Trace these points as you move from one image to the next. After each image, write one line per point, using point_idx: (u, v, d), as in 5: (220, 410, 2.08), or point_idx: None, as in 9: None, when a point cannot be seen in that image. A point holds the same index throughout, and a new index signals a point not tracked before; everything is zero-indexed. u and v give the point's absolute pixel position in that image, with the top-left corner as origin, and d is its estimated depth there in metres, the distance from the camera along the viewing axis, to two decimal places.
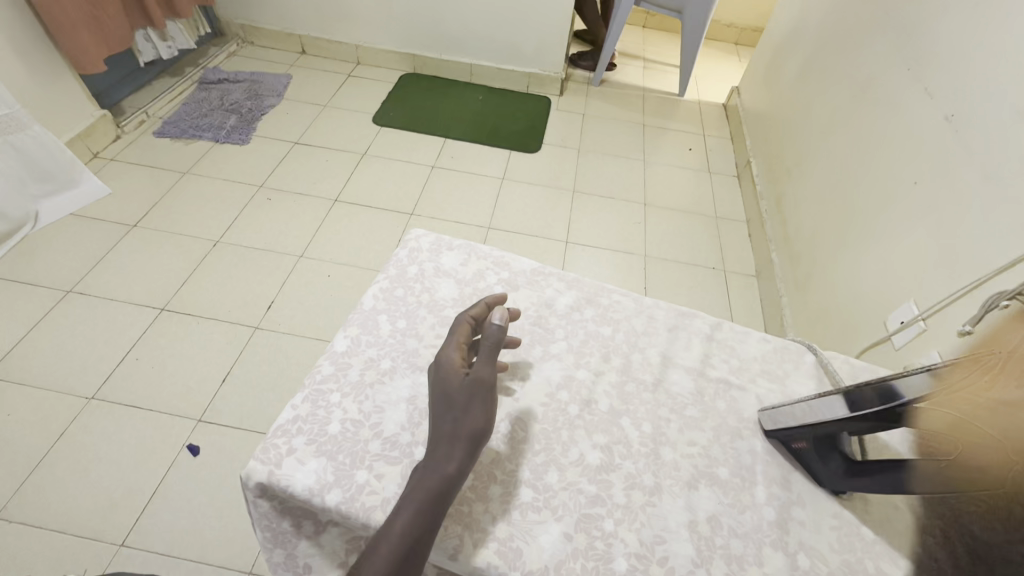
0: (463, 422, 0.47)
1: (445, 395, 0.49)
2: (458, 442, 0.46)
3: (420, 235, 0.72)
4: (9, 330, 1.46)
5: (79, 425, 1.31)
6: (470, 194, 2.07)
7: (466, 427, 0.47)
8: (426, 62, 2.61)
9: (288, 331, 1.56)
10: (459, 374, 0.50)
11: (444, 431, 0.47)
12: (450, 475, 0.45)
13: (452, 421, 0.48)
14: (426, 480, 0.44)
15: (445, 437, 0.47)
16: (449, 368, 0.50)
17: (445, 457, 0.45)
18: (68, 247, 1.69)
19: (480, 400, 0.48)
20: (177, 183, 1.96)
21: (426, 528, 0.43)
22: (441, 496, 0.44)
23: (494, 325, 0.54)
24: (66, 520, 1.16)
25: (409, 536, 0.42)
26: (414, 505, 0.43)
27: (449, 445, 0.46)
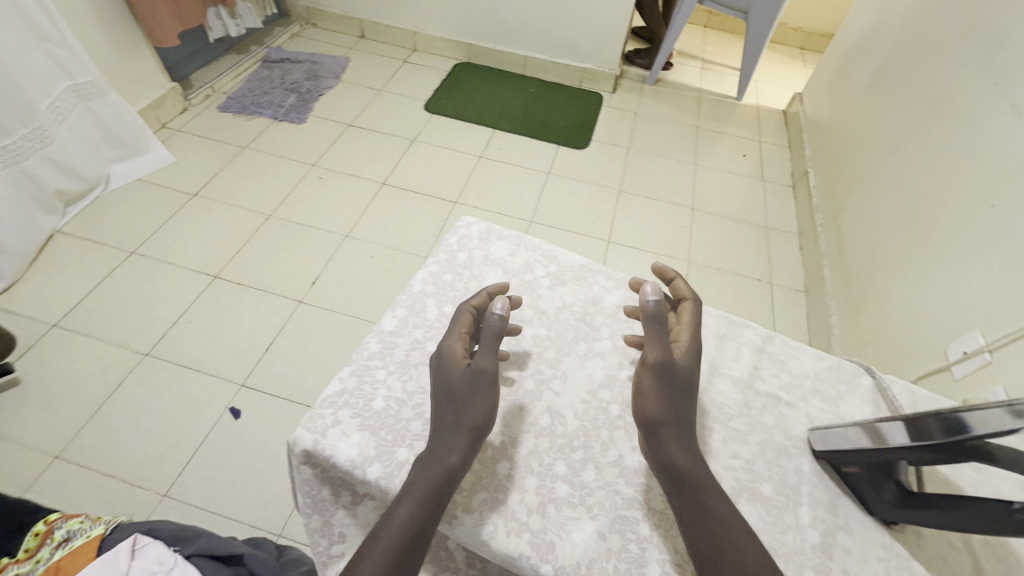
0: (460, 410, 0.47)
1: (446, 385, 0.49)
2: (459, 433, 0.46)
3: (471, 223, 0.72)
4: (78, 284, 1.57)
5: (134, 378, 1.39)
6: (515, 186, 2.07)
7: (467, 419, 0.47)
8: (480, 52, 2.62)
9: (330, 307, 1.61)
10: (460, 365, 0.50)
11: (447, 420, 0.47)
12: (452, 466, 0.45)
13: (453, 412, 0.48)
14: (429, 470, 0.45)
15: (447, 427, 0.47)
16: (451, 358, 0.50)
17: (449, 447, 0.46)
18: (134, 211, 1.79)
19: (479, 393, 0.48)
20: (236, 157, 2.04)
21: (427, 518, 0.43)
22: (444, 487, 0.44)
23: (495, 314, 0.53)
24: (116, 466, 1.24)
25: (410, 526, 0.42)
26: (416, 496, 0.43)
27: (452, 435, 0.46)
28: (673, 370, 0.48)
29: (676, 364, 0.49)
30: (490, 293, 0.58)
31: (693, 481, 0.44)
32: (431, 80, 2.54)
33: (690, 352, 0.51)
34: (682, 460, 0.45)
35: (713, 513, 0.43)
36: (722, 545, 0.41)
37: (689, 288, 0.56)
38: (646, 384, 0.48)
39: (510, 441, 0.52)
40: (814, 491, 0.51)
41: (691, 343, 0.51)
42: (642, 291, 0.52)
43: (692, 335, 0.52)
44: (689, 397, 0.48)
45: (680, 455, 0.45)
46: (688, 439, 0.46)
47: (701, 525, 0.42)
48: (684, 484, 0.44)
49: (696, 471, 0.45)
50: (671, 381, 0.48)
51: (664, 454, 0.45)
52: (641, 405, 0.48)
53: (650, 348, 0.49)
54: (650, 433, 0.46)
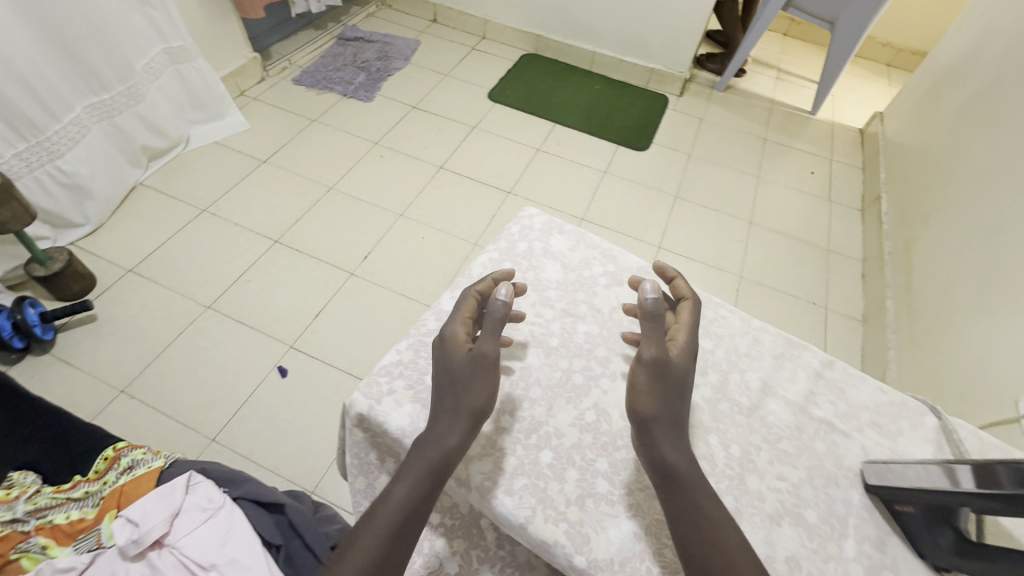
0: (458, 391, 0.48)
1: (446, 369, 0.49)
2: (459, 416, 0.47)
3: (534, 214, 0.72)
4: (154, 235, 1.68)
5: (195, 328, 1.48)
6: (569, 182, 2.06)
7: (467, 402, 0.48)
8: (549, 45, 2.61)
9: (378, 282, 1.66)
10: (462, 350, 0.50)
11: (445, 404, 0.48)
12: (449, 449, 0.46)
13: (452, 395, 0.48)
14: (428, 452, 0.46)
15: (446, 410, 0.47)
16: (455, 343, 0.50)
17: (447, 429, 0.47)
18: (208, 172, 1.89)
19: (478, 378, 0.49)
20: (305, 129, 2.12)
21: (422, 498, 0.44)
22: (441, 468, 0.46)
23: (498, 299, 0.53)
24: (172, 407, 1.33)
25: (403, 507, 0.44)
26: (411, 478, 0.45)
27: (451, 418, 0.47)
28: (669, 367, 0.48)
29: (671, 362, 0.49)
30: (495, 278, 0.59)
31: (691, 488, 0.44)
32: (497, 69, 2.55)
33: (687, 351, 0.50)
34: (672, 457, 0.45)
35: (706, 519, 0.43)
36: (709, 551, 0.41)
37: (688, 287, 0.56)
38: (640, 380, 0.48)
39: (555, 431, 0.52)
40: (862, 525, 0.49)
41: (688, 341, 0.51)
42: (642, 289, 0.52)
43: (689, 335, 0.52)
44: (683, 395, 0.48)
45: (670, 451, 0.45)
46: (679, 437, 0.46)
47: (690, 528, 0.42)
48: (674, 481, 0.45)
49: (685, 468, 0.45)
50: (665, 379, 0.48)
51: (654, 448, 0.45)
52: (634, 400, 0.48)
53: (646, 345, 0.49)
54: (642, 429, 0.46)
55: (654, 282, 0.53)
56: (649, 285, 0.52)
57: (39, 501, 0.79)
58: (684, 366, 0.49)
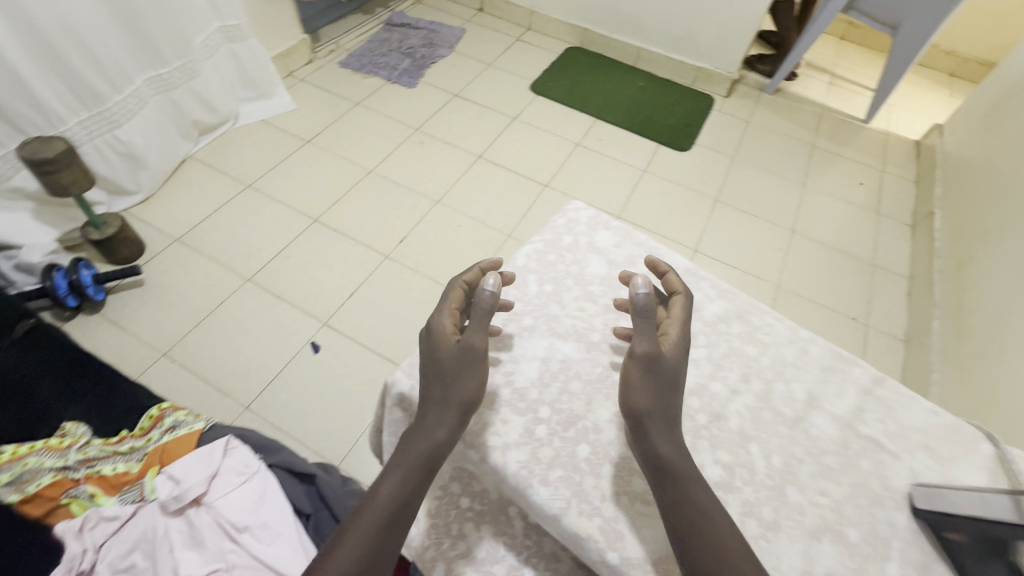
0: (446, 384, 0.49)
1: (434, 361, 0.50)
2: (448, 409, 0.48)
3: (580, 208, 0.71)
4: (201, 207, 1.74)
5: (235, 299, 1.53)
6: (606, 178, 2.04)
7: (458, 395, 0.48)
8: (595, 39, 2.58)
9: (412, 266, 1.68)
10: (450, 341, 0.50)
11: (434, 397, 0.49)
12: (439, 442, 0.47)
13: (441, 387, 0.49)
14: (416, 448, 0.47)
15: (435, 404, 0.48)
16: (442, 335, 0.50)
17: (437, 424, 0.48)
18: (254, 149, 1.95)
19: (468, 370, 0.49)
20: (349, 111, 2.16)
21: (411, 492, 0.46)
22: (429, 462, 0.47)
23: (486, 290, 0.53)
24: (210, 373, 1.38)
25: (393, 503, 0.45)
26: (400, 474, 0.46)
27: (440, 412, 0.48)
28: (661, 362, 0.49)
29: (663, 357, 0.49)
30: (483, 267, 0.59)
31: (684, 481, 0.45)
32: (541, 61, 2.54)
33: (679, 346, 0.51)
34: (665, 450, 0.46)
35: (701, 516, 0.43)
36: (704, 547, 0.41)
37: (681, 281, 0.56)
38: (632, 374, 0.49)
39: (594, 427, 0.52)
40: (906, 549, 0.47)
41: (681, 335, 0.52)
42: (634, 283, 0.53)
43: (681, 330, 0.53)
44: (675, 390, 0.49)
45: (664, 445, 0.46)
46: (672, 432, 0.47)
47: (684, 524, 0.43)
48: (666, 474, 0.45)
49: (678, 462, 0.46)
50: (657, 375, 0.49)
51: (646, 442, 0.46)
52: (628, 395, 0.48)
53: (638, 340, 0.50)
54: (635, 423, 0.47)
55: (646, 277, 0.54)
56: (641, 280, 0.53)
57: (89, 451, 0.84)
58: (676, 364, 0.50)
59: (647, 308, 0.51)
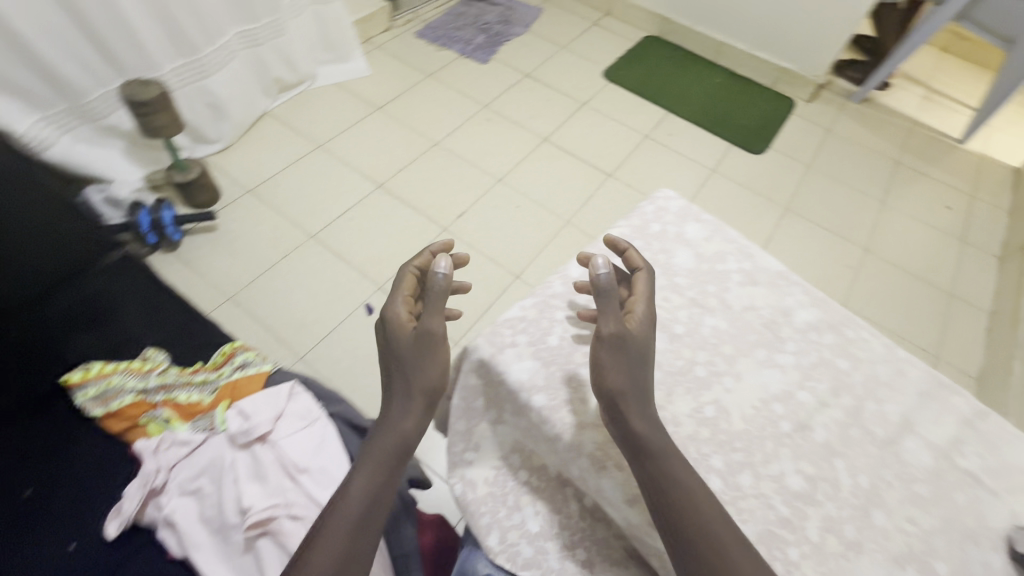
0: (406, 371, 0.53)
1: (395, 350, 0.54)
2: (413, 399, 0.52)
3: (670, 197, 0.69)
4: (273, 162, 1.80)
5: (298, 254, 1.59)
6: (671, 174, 1.99)
7: (420, 383, 0.53)
8: (675, 29, 2.49)
9: (468, 242, 1.69)
10: (407, 329, 0.55)
11: (398, 389, 0.53)
12: (406, 432, 0.52)
13: (404, 377, 0.53)
14: (387, 441, 0.51)
15: (400, 395, 0.53)
16: (399, 323, 0.55)
17: (404, 413, 0.52)
18: (327, 111, 1.99)
19: (430, 354, 0.54)
20: (420, 82, 2.17)
21: (381, 484, 0.50)
22: (399, 452, 0.52)
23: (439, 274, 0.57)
24: (270, 321, 1.44)
25: (364, 499, 0.49)
26: (369, 469, 0.51)
27: (406, 401, 0.52)
28: (628, 340, 0.49)
29: (630, 335, 0.49)
30: (434, 251, 0.63)
31: (665, 458, 0.44)
32: (617, 48, 2.47)
33: (645, 321, 0.51)
34: (643, 429, 0.45)
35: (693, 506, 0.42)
36: (700, 537, 0.41)
37: (641, 258, 0.56)
38: (603, 357, 0.48)
39: (672, 419, 0.51)
40: None
41: (647, 312, 0.52)
42: (594, 266, 0.52)
43: (647, 306, 0.52)
44: (644, 366, 0.49)
45: (641, 425, 0.45)
46: (649, 410, 0.46)
47: (678, 516, 0.42)
48: (645, 451, 0.44)
49: (657, 439, 0.45)
50: (625, 354, 0.48)
51: (624, 424, 0.45)
52: (601, 376, 0.47)
53: (602, 322, 0.49)
54: (611, 406, 0.46)
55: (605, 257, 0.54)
56: (600, 261, 0.52)
57: (167, 377, 0.89)
58: (643, 347, 0.49)
59: (609, 290, 0.51)
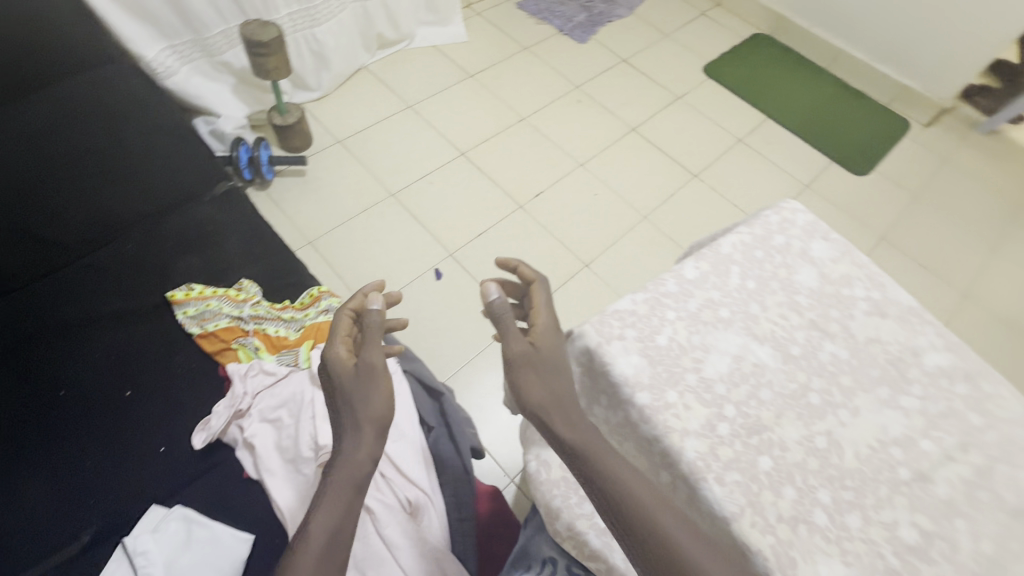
0: (353, 405, 0.54)
1: (338, 387, 0.55)
2: (363, 429, 0.53)
3: (798, 209, 0.65)
4: (364, 117, 1.84)
5: (377, 210, 1.62)
6: (761, 184, 1.88)
7: (367, 412, 0.53)
8: (790, 30, 2.33)
9: (542, 223, 1.67)
10: (347, 364, 0.56)
11: (346, 421, 0.53)
12: (361, 461, 0.51)
13: (352, 411, 0.54)
14: (344, 474, 0.51)
15: (349, 427, 0.53)
16: (338, 361, 0.56)
17: (355, 445, 0.52)
18: (421, 72, 2.00)
19: (374, 383, 0.55)
20: (515, 55, 2.14)
21: (341, 516, 0.49)
22: (360, 484, 0.51)
23: (374, 312, 0.60)
24: (343, 271, 1.49)
25: (323, 536, 0.48)
26: (327, 507, 0.49)
27: (356, 432, 0.52)
28: (539, 358, 0.50)
29: (538, 352, 0.51)
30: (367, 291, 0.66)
31: (595, 454, 0.45)
32: (722, 42, 2.34)
33: (549, 333, 0.53)
34: (568, 435, 0.46)
35: (636, 506, 0.43)
36: (647, 531, 0.42)
37: (530, 272, 0.58)
38: (518, 378, 0.49)
39: (780, 443, 0.48)
40: None
41: (548, 326, 0.53)
42: (487, 291, 0.54)
43: (548, 321, 0.54)
44: (559, 375, 0.50)
45: (568, 432, 0.46)
46: (572, 415, 0.47)
47: (622, 514, 0.43)
48: (578, 458, 0.45)
49: (584, 440, 0.46)
50: (536, 369, 0.50)
51: (556, 440, 0.46)
52: (524, 399, 0.48)
53: (506, 342, 0.51)
54: (542, 425, 0.47)
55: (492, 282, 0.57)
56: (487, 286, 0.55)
57: (259, 310, 0.95)
58: (555, 363, 0.51)
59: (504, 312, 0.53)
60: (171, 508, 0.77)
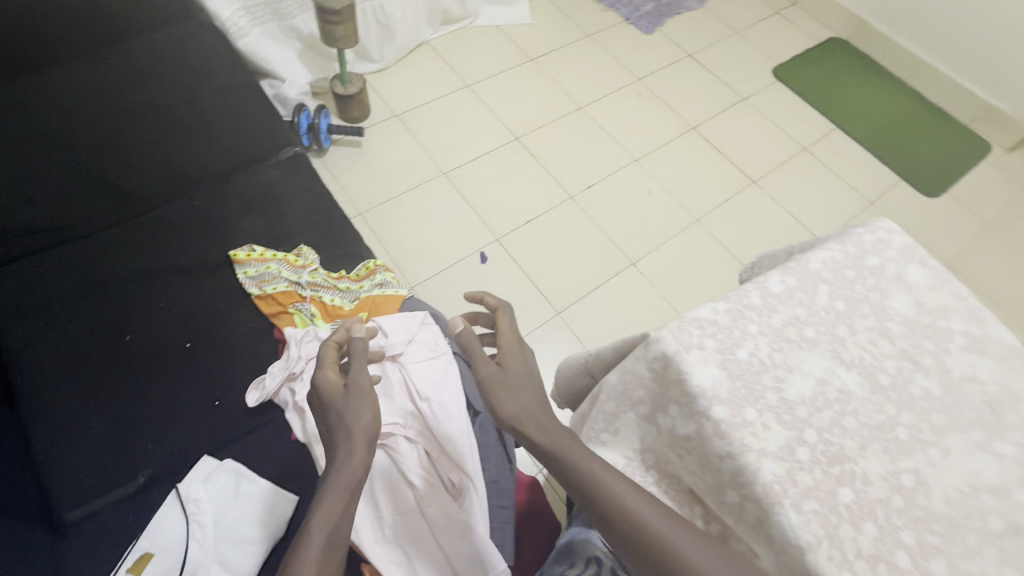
0: (345, 418, 0.55)
1: (330, 405, 0.57)
2: (355, 439, 0.54)
3: (895, 229, 0.60)
4: (422, 93, 1.83)
5: (428, 187, 1.62)
6: (823, 196, 1.80)
7: (359, 422, 0.55)
8: (870, 36, 2.20)
9: (591, 216, 1.64)
10: (337, 386, 0.58)
11: (338, 435, 0.54)
12: (356, 471, 0.52)
13: (343, 427, 0.55)
14: (340, 480, 0.51)
15: (341, 438, 0.54)
16: (329, 385, 0.58)
17: (347, 453, 0.53)
18: (481, 52, 1.98)
19: (362, 400, 0.57)
20: (578, 41, 2.09)
21: (338, 521, 0.49)
22: (355, 489, 0.52)
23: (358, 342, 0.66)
24: (391, 245, 1.50)
25: (321, 540, 0.48)
26: (323, 513, 0.49)
27: (348, 442, 0.54)
28: (510, 380, 0.58)
29: (511, 375, 0.59)
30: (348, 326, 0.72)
31: (567, 458, 0.51)
32: (795, 44, 2.23)
33: (517, 357, 0.61)
34: (540, 439, 0.53)
35: (611, 502, 0.48)
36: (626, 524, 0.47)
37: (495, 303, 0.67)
38: (497, 395, 0.57)
39: (862, 475, 0.46)
40: None
41: (516, 351, 0.62)
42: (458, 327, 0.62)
43: (515, 347, 0.62)
44: (528, 391, 0.58)
45: (539, 437, 0.53)
46: (544, 421, 0.54)
47: (602, 511, 0.48)
48: (551, 459, 0.52)
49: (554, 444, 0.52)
50: (511, 390, 0.57)
51: (533, 447, 0.53)
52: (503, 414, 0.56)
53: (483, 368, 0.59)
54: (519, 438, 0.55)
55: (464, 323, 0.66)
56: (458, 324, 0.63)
57: (316, 277, 0.96)
58: (520, 377, 0.59)
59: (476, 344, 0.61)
60: (221, 460, 0.80)
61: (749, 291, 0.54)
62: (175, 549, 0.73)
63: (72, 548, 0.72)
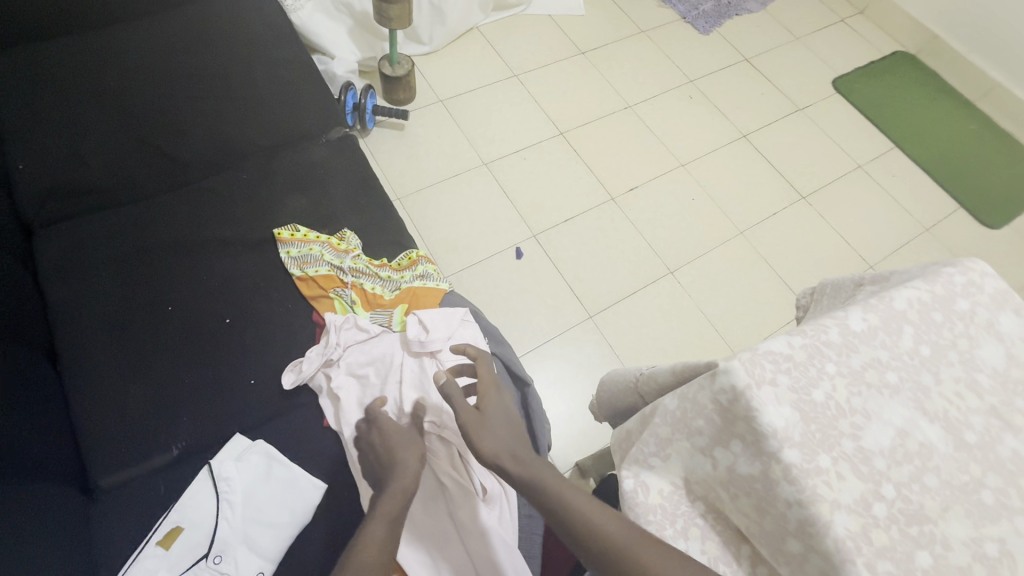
0: (404, 443, 0.71)
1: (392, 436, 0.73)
2: (414, 459, 0.69)
3: (989, 272, 0.55)
4: (467, 79, 1.79)
5: (467, 176, 1.60)
6: (875, 218, 1.72)
7: (413, 449, 0.71)
8: (940, 51, 2.09)
9: (631, 219, 1.60)
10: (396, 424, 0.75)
11: (400, 453, 0.70)
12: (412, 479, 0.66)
13: (403, 451, 0.71)
14: (404, 482, 0.65)
15: (402, 457, 0.70)
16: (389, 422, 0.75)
17: (406, 469, 0.67)
18: (531, 41, 1.93)
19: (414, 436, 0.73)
20: (631, 36, 2.03)
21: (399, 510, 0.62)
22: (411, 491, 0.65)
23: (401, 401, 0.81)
24: (427, 232, 1.49)
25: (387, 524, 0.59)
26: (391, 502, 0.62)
27: (408, 459, 0.69)
28: (487, 425, 0.63)
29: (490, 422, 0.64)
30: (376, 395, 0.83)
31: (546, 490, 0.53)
32: (857, 55, 2.13)
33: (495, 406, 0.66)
34: (513, 469, 0.57)
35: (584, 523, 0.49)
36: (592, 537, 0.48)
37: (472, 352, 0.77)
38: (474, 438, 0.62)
39: (942, 539, 0.43)
40: None
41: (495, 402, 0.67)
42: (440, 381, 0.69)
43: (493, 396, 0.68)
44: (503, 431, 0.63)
45: (512, 466, 0.57)
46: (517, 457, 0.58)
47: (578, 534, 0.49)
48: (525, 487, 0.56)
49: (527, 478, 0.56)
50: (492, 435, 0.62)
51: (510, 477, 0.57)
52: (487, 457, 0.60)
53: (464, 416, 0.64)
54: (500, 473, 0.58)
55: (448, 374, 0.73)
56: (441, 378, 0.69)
57: (358, 263, 0.95)
58: (498, 420, 0.64)
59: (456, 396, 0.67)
60: (253, 440, 0.80)
61: (829, 327, 0.50)
62: (204, 526, 0.73)
63: (106, 512, 0.73)
